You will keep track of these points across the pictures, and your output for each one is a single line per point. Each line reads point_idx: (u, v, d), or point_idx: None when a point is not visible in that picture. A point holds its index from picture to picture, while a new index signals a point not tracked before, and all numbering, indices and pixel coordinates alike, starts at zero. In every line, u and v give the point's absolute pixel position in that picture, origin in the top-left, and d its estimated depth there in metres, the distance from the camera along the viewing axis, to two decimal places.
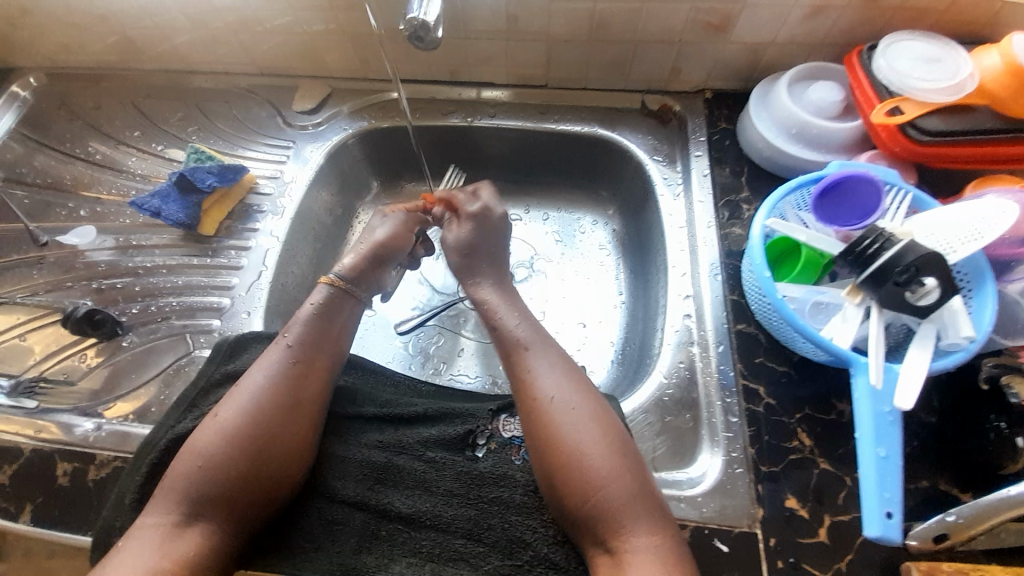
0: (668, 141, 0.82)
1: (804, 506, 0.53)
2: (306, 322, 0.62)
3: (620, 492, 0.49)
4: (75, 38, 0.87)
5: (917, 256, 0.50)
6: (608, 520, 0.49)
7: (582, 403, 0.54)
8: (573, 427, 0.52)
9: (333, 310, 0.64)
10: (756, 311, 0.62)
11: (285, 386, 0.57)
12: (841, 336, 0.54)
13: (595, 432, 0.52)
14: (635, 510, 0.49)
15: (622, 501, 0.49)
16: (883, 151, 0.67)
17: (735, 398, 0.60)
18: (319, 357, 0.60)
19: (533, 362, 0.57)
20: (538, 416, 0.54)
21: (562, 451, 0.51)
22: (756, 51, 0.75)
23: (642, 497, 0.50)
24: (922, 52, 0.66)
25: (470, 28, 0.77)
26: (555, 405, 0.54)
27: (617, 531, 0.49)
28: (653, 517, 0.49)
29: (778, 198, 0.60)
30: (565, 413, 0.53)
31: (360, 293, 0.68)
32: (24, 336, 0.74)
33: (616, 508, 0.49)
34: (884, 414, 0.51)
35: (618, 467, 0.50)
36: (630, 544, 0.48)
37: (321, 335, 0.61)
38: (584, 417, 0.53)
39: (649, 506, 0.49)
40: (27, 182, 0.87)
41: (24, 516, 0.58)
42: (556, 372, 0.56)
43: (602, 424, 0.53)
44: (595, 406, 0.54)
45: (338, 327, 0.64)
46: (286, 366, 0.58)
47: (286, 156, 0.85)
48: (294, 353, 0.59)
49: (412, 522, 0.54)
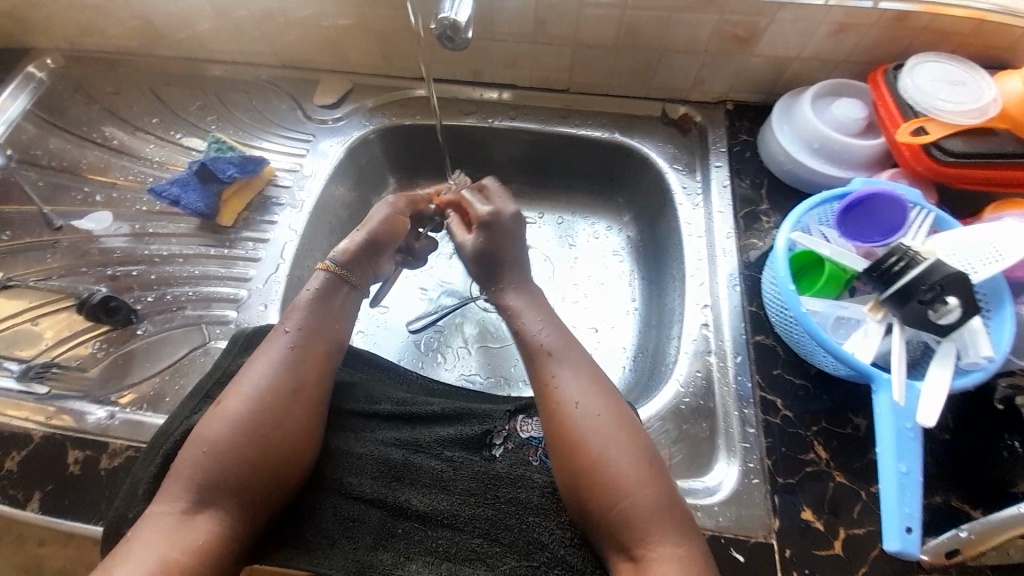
0: (688, 150, 0.82)
1: (819, 518, 0.54)
2: (307, 310, 0.62)
3: (647, 499, 0.50)
4: (95, 22, 0.86)
5: (943, 275, 0.52)
6: (632, 526, 0.49)
7: (606, 410, 0.55)
8: (600, 434, 0.53)
9: (330, 299, 0.64)
10: (776, 323, 0.63)
11: (288, 372, 0.58)
12: (862, 351, 0.55)
13: (620, 439, 0.53)
14: (660, 517, 0.50)
15: (648, 508, 0.50)
16: (905, 170, 0.67)
17: (752, 409, 0.61)
18: (319, 345, 0.61)
19: (557, 367, 0.58)
20: (562, 421, 0.55)
21: (587, 457, 0.52)
22: (780, 65, 0.76)
23: (666, 504, 0.50)
24: (947, 74, 0.67)
25: (496, 30, 0.77)
26: (580, 412, 0.55)
27: (642, 538, 0.49)
28: (678, 524, 0.50)
29: (803, 212, 0.61)
30: (591, 419, 0.54)
31: (359, 282, 0.67)
32: (37, 321, 0.73)
33: (641, 514, 0.50)
34: (906, 431, 0.52)
35: (644, 473, 0.51)
36: (654, 551, 0.48)
37: (322, 323, 0.62)
38: (610, 424, 0.54)
39: (672, 515, 0.50)
40: (41, 165, 0.86)
41: (36, 502, 0.57)
42: (579, 377, 0.57)
43: (628, 430, 0.53)
44: (619, 412, 0.55)
45: (337, 317, 0.64)
46: (287, 352, 0.59)
47: (305, 150, 0.85)
48: (294, 339, 0.60)
49: (429, 520, 0.54)
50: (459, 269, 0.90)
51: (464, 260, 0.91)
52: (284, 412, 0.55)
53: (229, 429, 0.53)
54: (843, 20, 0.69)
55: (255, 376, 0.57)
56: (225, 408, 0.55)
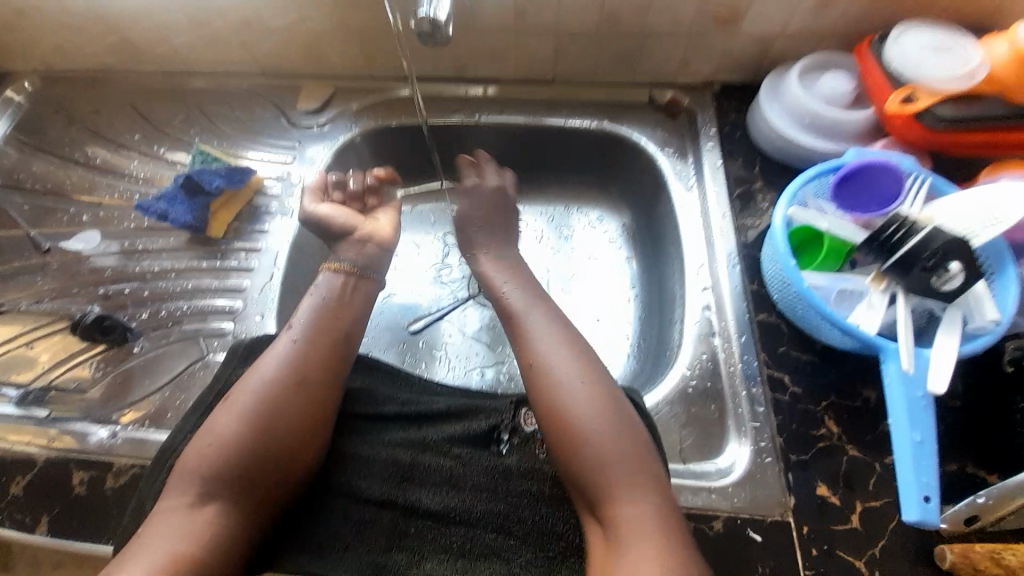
0: (679, 134, 0.82)
1: (835, 493, 0.54)
2: (311, 306, 0.62)
3: (607, 449, 0.52)
4: (72, 41, 0.85)
5: (943, 241, 0.52)
6: (597, 479, 0.51)
7: (574, 364, 0.57)
8: (565, 387, 0.55)
9: (336, 296, 0.64)
10: (779, 299, 0.62)
11: (293, 365, 0.57)
12: (868, 323, 0.54)
13: (596, 407, 0.54)
14: (626, 483, 0.50)
15: (605, 459, 0.51)
16: (897, 139, 0.67)
17: (760, 387, 0.60)
18: (323, 336, 0.60)
19: (531, 327, 0.61)
20: (541, 390, 0.56)
21: (562, 420, 0.54)
22: (765, 43, 0.75)
23: (638, 473, 0.51)
24: (932, 41, 0.66)
25: (479, 25, 0.76)
26: (558, 378, 0.56)
27: (609, 504, 0.50)
28: (650, 490, 0.50)
29: (799, 186, 0.60)
30: (567, 386, 0.55)
31: (368, 273, 0.68)
32: (30, 345, 0.72)
33: (600, 463, 0.51)
34: (917, 400, 0.52)
35: (604, 425, 0.53)
36: (616, 505, 0.50)
37: (327, 317, 0.62)
38: (575, 382, 0.56)
39: (639, 464, 0.51)
40: (25, 188, 0.84)
41: (40, 528, 0.56)
42: (551, 337, 0.60)
43: (601, 399, 0.54)
44: (586, 369, 0.57)
45: (341, 309, 0.63)
46: (290, 346, 0.58)
47: (292, 157, 0.84)
48: (296, 334, 0.60)
49: (441, 518, 0.53)
50: (434, 269, 0.89)
51: (441, 262, 0.89)
52: (286, 407, 0.55)
53: (238, 420, 0.53)
54: None
55: (267, 376, 0.56)
56: (237, 401, 0.54)
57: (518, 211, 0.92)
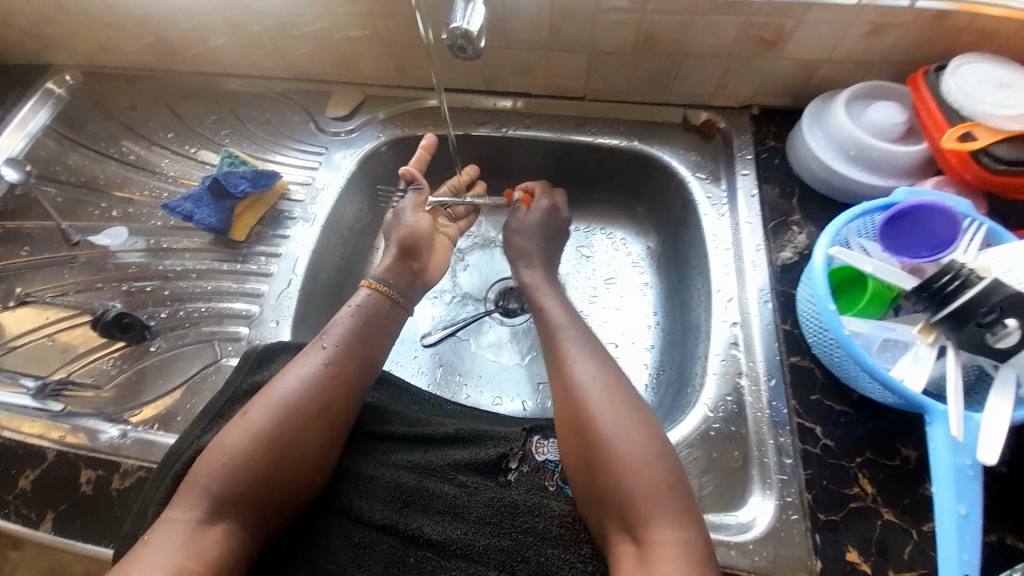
0: (713, 158, 0.78)
1: (866, 560, 0.50)
2: (345, 325, 0.61)
3: (652, 478, 0.49)
4: (113, 39, 0.86)
5: (1002, 297, 0.46)
6: (636, 507, 0.48)
7: (614, 390, 0.54)
8: (606, 411, 0.52)
9: (371, 317, 0.63)
10: (815, 344, 0.59)
11: (318, 391, 0.55)
12: (912, 379, 0.51)
13: (626, 418, 0.52)
14: (661, 500, 0.48)
15: (644, 488, 0.48)
16: (952, 178, 0.63)
17: (789, 436, 0.57)
18: (352, 362, 0.58)
19: (574, 350, 0.59)
20: (575, 402, 0.54)
21: (591, 431, 0.52)
22: (810, 68, 0.72)
23: (672, 491, 0.48)
24: (992, 76, 0.62)
25: (512, 39, 0.74)
26: (591, 392, 0.54)
27: (643, 521, 0.47)
28: (681, 511, 0.48)
29: (843, 224, 0.57)
30: (598, 397, 0.53)
31: (402, 300, 0.66)
32: (52, 337, 0.73)
33: (643, 493, 0.48)
34: (964, 468, 0.48)
35: (645, 453, 0.50)
36: (656, 537, 0.47)
37: (359, 342, 0.60)
38: (617, 404, 0.53)
39: (679, 502, 0.48)
40: (59, 179, 0.86)
41: (45, 524, 0.56)
42: (594, 360, 0.57)
43: (641, 427, 0.51)
44: (624, 393, 0.54)
45: (375, 335, 0.62)
46: (320, 368, 0.57)
47: (318, 163, 0.84)
48: (329, 354, 0.58)
49: (442, 550, 0.51)
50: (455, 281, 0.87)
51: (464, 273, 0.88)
52: (304, 433, 0.53)
53: (252, 435, 0.52)
54: (879, 19, 0.64)
55: (285, 389, 0.55)
56: (253, 419, 0.53)
57: None
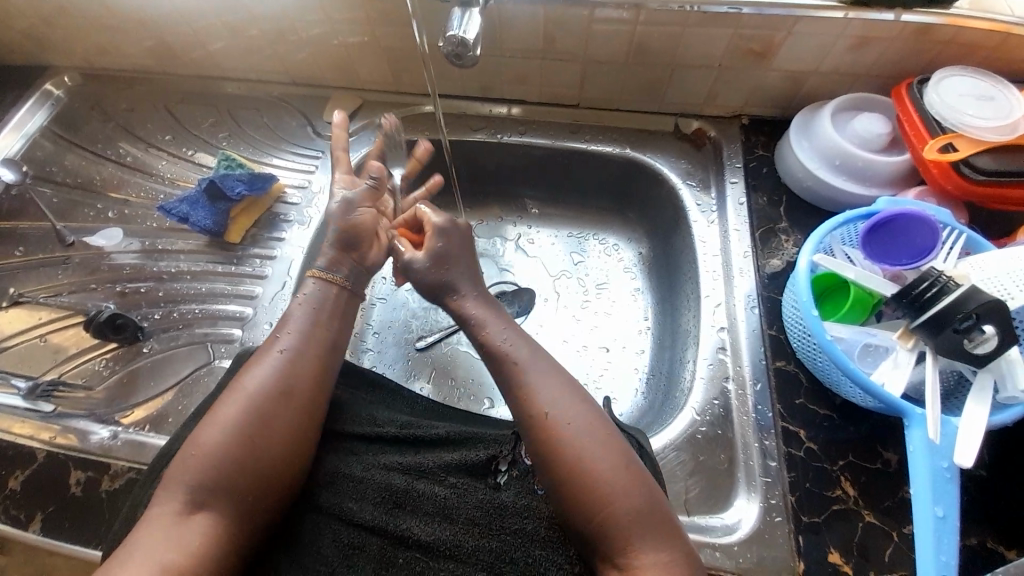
0: (703, 166, 0.80)
1: (848, 562, 0.51)
2: (308, 316, 0.61)
3: (630, 505, 0.48)
4: (113, 42, 0.87)
5: (978, 304, 0.48)
6: (615, 534, 0.48)
7: (581, 415, 0.52)
8: (575, 438, 0.51)
9: (329, 303, 0.63)
10: (799, 349, 0.60)
11: (280, 376, 0.56)
12: (893, 383, 0.52)
13: (598, 446, 0.50)
14: (641, 524, 0.48)
15: (624, 515, 0.48)
16: (933, 188, 0.64)
17: (773, 440, 0.58)
18: (314, 346, 0.59)
19: (529, 372, 0.55)
20: (540, 429, 0.52)
21: (564, 458, 0.50)
22: (797, 79, 0.74)
23: (653, 513, 0.48)
24: (971, 90, 0.64)
25: (507, 47, 0.76)
26: (558, 418, 0.52)
27: (626, 547, 0.47)
28: (662, 533, 0.48)
29: (826, 232, 0.59)
30: (566, 423, 0.51)
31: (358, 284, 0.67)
32: (47, 337, 0.74)
33: (622, 520, 0.48)
34: (942, 471, 0.49)
35: (621, 479, 0.49)
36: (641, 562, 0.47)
37: (317, 327, 0.61)
38: (586, 429, 0.51)
39: (660, 525, 0.48)
40: (55, 180, 0.86)
41: (34, 524, 0.56)
42: (553, 382, 0.54)
43: (614, 452, 0.50)
44: (592, 416, 0.52)
45: (333, 318, 0.62)
46: (278, 355, 0.57)
47: (314, 166, 0.85)
48: (288, 341, 0.59)
49: (431, 550, 0.52)
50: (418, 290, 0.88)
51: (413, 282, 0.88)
52: (277, 421, 0.54)
53: (243, 435, 0.52)
54: (864, 33, 0.66)
55: (278, 388, 0.55)
56: (223, 414, 0.53)
57: (536, 230, 0.92)
